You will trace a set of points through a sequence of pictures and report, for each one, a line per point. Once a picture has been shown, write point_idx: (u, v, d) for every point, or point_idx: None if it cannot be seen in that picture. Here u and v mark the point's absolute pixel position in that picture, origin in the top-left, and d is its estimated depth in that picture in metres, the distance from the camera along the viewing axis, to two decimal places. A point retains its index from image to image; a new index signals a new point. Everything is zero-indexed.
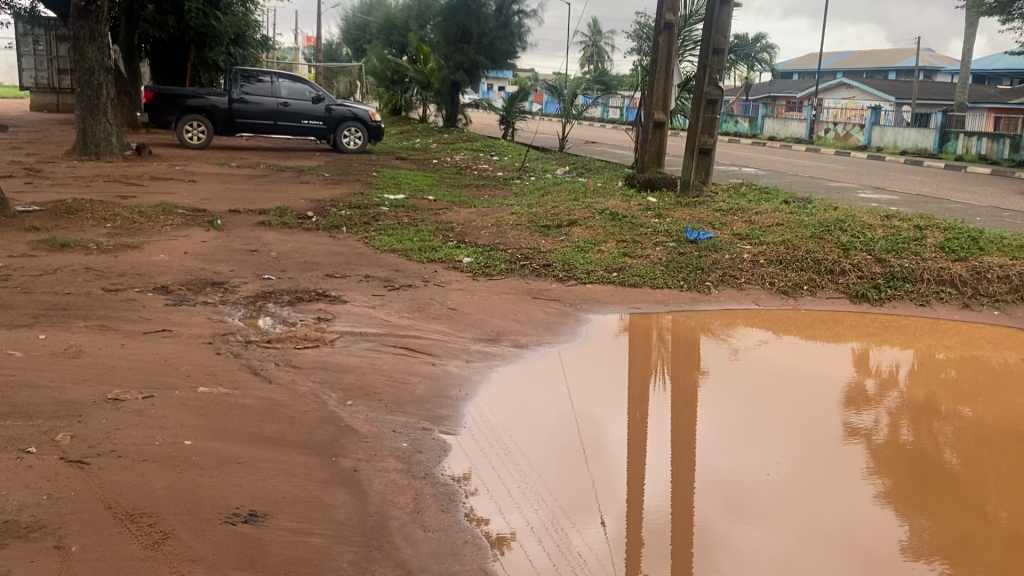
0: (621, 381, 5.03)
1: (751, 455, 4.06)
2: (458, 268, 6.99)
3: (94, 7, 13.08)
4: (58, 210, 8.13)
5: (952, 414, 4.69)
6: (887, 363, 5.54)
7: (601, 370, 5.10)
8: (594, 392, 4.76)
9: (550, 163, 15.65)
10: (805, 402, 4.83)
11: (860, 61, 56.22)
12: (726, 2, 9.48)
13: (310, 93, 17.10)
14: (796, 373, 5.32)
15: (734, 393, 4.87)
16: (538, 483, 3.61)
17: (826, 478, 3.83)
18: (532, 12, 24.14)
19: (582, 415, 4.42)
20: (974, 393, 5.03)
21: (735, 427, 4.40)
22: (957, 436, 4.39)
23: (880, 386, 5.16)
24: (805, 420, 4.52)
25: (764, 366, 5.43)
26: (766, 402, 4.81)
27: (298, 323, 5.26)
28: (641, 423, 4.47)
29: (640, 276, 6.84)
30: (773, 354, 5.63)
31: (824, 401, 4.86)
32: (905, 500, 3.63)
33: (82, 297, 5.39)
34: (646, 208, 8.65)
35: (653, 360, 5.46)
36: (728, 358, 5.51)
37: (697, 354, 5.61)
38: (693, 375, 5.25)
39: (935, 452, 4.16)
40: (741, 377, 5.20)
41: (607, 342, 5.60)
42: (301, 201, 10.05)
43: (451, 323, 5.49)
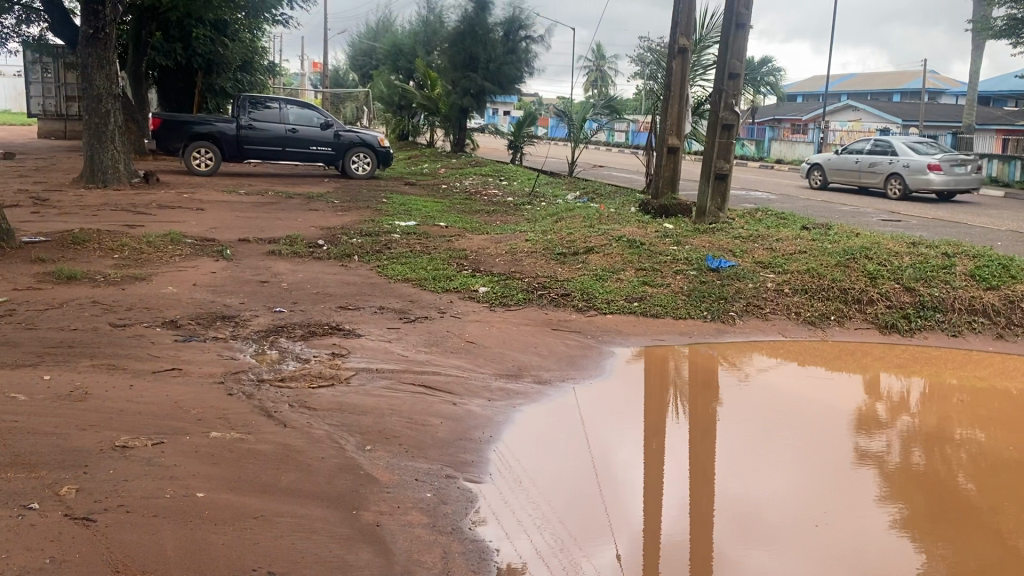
0: (631, 404, 4.94)
1: (767, 483, 3.95)
2: (475, 298, 6.80)
3: (103, 34, 13.02)
4: (65, 240, 7.98)
5: (965, 438, 4.59)
6: (898, 389, 5.44)
7: (610, 394, 5.01)
8: (610, 421, 4.64)
9: (560, 188, 15.51)
10: (814, 426, 4.75)
11: (866, 83, 56.26)
12: (742, 25, 9.33)
13: (319, 119, 17.08)
14: (807, 398, 5.23)
15: (743, 419, 4.80)
16: (549, 515, 3.51)
17: (838, 502, 3.75)
18: (539, 38, 24.14)
19: (597, 445, 4.31)
20: (992, 419, 4.91)
21: (744, 452, 4.33)
22: (971, 460, 4.29)
23: (891, 411, 5.07)
24: (815, 444, 4.44)
25: (777, 391, 5.32)
26: (778, 426, 4.72)
27: (312, 359, 5.07)
28: (657, 452, 4.34)
29: (662, 306, 6.63)
30: (785, 380, 5.52)
31: (834, 425, 4.78)
32: (920, 526, 3.54)
33: (88, 334, 5.21)
34: (663, 235, 8.46)
35: (664, 383, 5.36)
36: (744, 386, 5.38)
37: (710, 378, 5.51)
38: (703, 398, 5.17)
39: (948, 476, 4.07)
40: (750, 402, 5.12)
41: (619, 367, 5.48)
42: (311, 230, 9.90)
43: (470, 357, 5.29)
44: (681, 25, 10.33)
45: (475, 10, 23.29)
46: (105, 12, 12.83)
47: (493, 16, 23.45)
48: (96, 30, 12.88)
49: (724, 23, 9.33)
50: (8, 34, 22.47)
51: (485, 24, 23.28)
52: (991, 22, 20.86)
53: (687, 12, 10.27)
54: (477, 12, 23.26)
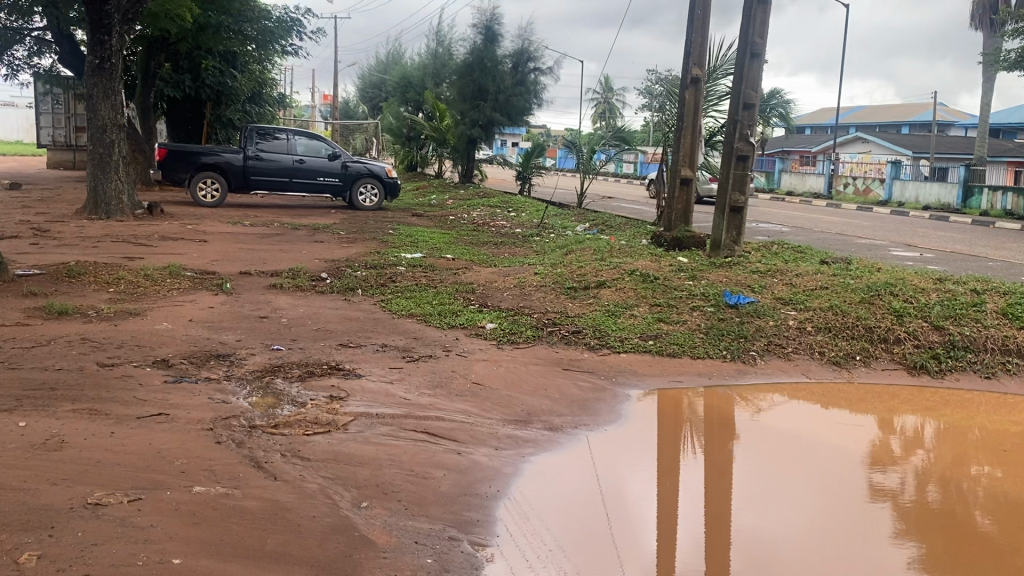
0: (641, 437, 4.76)
1: (780, 518, 3.77)
2: (482, 335, 6.50)
3: (109, 65, 12.91)
4: (60, 273, 7.74)
5: (980, 474, 4.40)
6: (912, 424, 5.24)
7: (620, 428, 4.83)
8: (619, 462, 4.38)
9: (569, 219, 15.27)
10: (828, 461, 4.56)
11: (875, 116, 56.18)
12: (756, 55, 9.11)
13: (326, 150, 16.94)
14: (820, 432, 5.04)
15: (756, 454, 4.61)
16: (556, 558, 3.33)
17: (854, 539, 3.56)
18: (548, 69, 24.02)
19: (607, 487, 4.05)
20: (1010, 456, 4.70)
21: (758, 487, 4.15)
22: (988, 497, 4.09)
23: (906, 446, 4.87)
24: (828, 479, 4.27)
25: (789, 425, 5.14)
26: (790, 461, 4.55)
27: (308, 403, 4.77)
28: (671, 495, 4.08)
29: (679, 344, 6.31)
30: (798, 415, 5.33)
31: (848, 460, 4.59)
32: (940, 565, 3.35)
33: (73, 374, 4.93)
34: (678, 269, 8.16)
35: (676, 416, 5.17)
36: (756, 424, 5.12)
37: (723, 410, 5.32)
38: (718, 432, 4.98)
39: (965, 513, 3.87)
40: (763, 436, 4.92)
41: (628, 400, 5.30)
42: (314, 262, 9.66)
43: (476, 401, 4.97)
44: (694, 54, 10.15)
45: (483, 41, 23.25)
46: (112, 42, 12.73)
47: (501, 48, 23.37)
48: (102, 60, 12.77)
49: (738, 52, 9.13)
50: (18, 65, 22.50)
51: (494, 56, 23.21)
52: (1004, 53, 20.60)
53: (700, 41, 10.10)
54: (486, 44, 23.22)
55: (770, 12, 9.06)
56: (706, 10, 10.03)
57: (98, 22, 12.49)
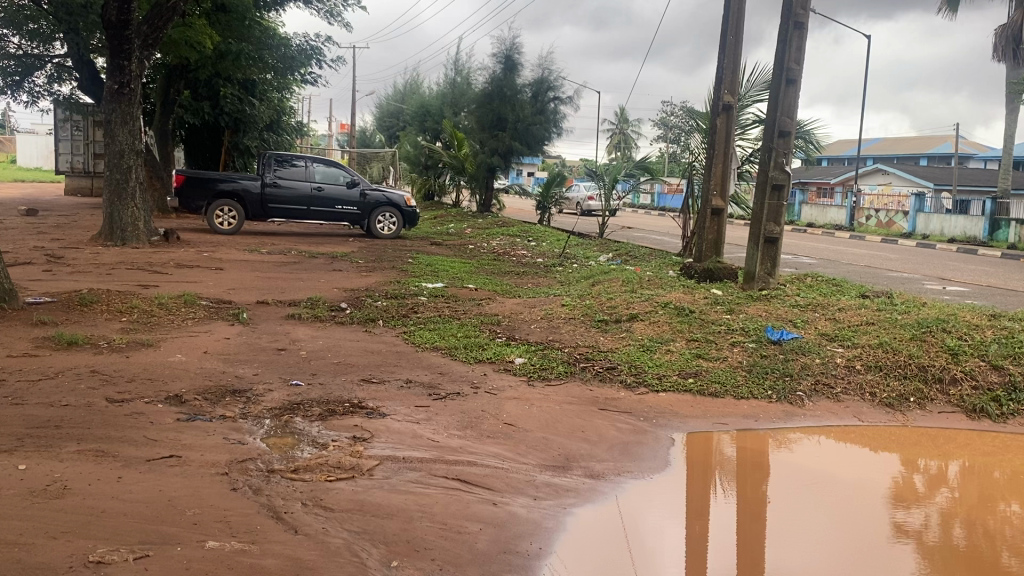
0: (670, 475, 4.49)
1: (806, 563, 3.52)
2: (511, 370, 6.16)
3: (128, 90, 12.76)
4: (72, 301, 7.48)
5: (1005, 513, 4.16)
6: (937, 461, 4.98)
7: (650, 466, 4.56)
8: (651, 509, 4.04)
9: (591, 249, 14.97)
10: (847, 498, 4.32)
11: (894, 148, 55.81)
12: (792, 81, 8.83)
13: (345, 178, 16.74)
14: (841, 468, 4.78)
15: (783, 495, 4.35)
16: None
17: None
18: (568, 99, 23.81)
19: (636, 535, 3.74)
20: None
21: (784, 531, 3.88)
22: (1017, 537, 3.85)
23: (929, 483, 4.63)
24: (849, 517, 4.03)
25: (812, 461, 4.88)
26: (814, 501, 4.28)
27: (329, 445, 4.43)
28: (699, 539, 3.81)
29: (721, 383, 5.95)
30: (825, 452, 5.05)
31: (869, 498, 4.35)
32: None
33: (80, 411, 4.61)
34: (714, 302, 7.82)
35: (705, 453, 4.89)
36: (796, 467, 4.75)
37: (749, 447, 5.05)
38: (744, 471, 4.69)
39: (991, 553, 3.63)
40: (792, 475, 4.65)
41: (656, 437, 5.02)
42: (333, 292, 9.37)
43: (509, 444, 4.61)
44: (726, 81, 9.88)
45: (503, 71, 23.11)
46: (131, 67, 12.60)
47: (521, 77, 23.20)
48: (121, 85, 12.63)
49: (773, 78, 8.86)
50: (38, 92, 22.53)
51: (513, 85, 23.05)
52: None
53: (731, 68, 9.83)
54: (506, 73, 23.07)
55: (807, 37, 8.80)
56: (738, 36, 9.78)
57: (118, 47, 12.36)
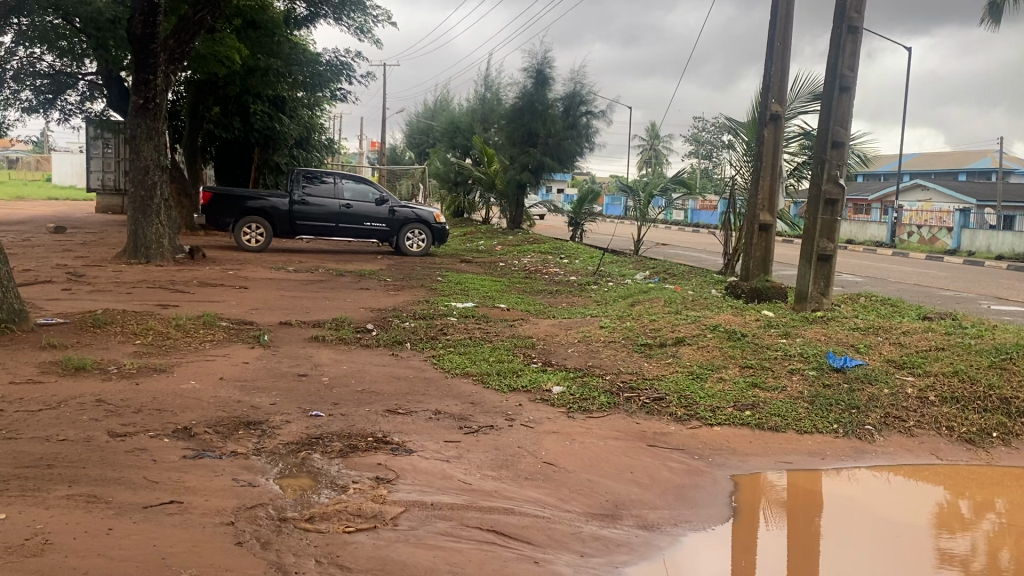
0: (723, 519, 4.00)
1: None
2: (548, 399, 5.66)
3: (153, 104, 12.52)
4: (85, 322, 7.12)
5: None
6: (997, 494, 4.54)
7: (702, 511, 4.05)
8: (705, 562, 3.54)
9: (627, 267, 14.42)
10: (891, 533, 3.94)
11: (933, 163, 54.57)
12: (845, 88, 8.31)
13: (374, 195, 16.40)
14: (888, 499, 4.39)
15: (833, 535, 3.91)
16: None
17: None
18: (600, 113, 23.31)
19: None
20: None
21: None
22: None
23: (983, 514, 4.25)
24: (893, 555, 3.66)
25: (860, 493, 4.45)
26: (861, 539, 3.88)
27: (349, 487, 3.95)
28: None
29: (781, 416, 5.42)
30: (878, 484, 4.61)
31: (911, 531, 3.98)
32: None
33: (77, 446, 4.19)
34: (766, 325, 7.27)
35: (757, 490, 4.41)
36: (868, 514, 4.17)
37: (800, 481, 4.57)
38: (795, 509, 4.22)
39: None
40: (845, 510, 4.20)
41: (707, 476, 4.52)
42: (360, 312, 8.95)
43: (550, 487, 4.10)
44: (774, 89, 9.35)
45: (534, 85, 22.69)
46: (157, 82, 12.35)
47: (553, 91, 22.76)
48: (147, 100, 12.38)
49: (826, 85, 8.34)
50: (70, 110, 22.50)
51: (545, 100, 22.61)
52: None
53: (779, 75, 9.32)
54: (537, 88, 22.64)
55: (861, 42, 8.27)
56: (786, 42, 9.25)
57: (144, 62, 12.10)
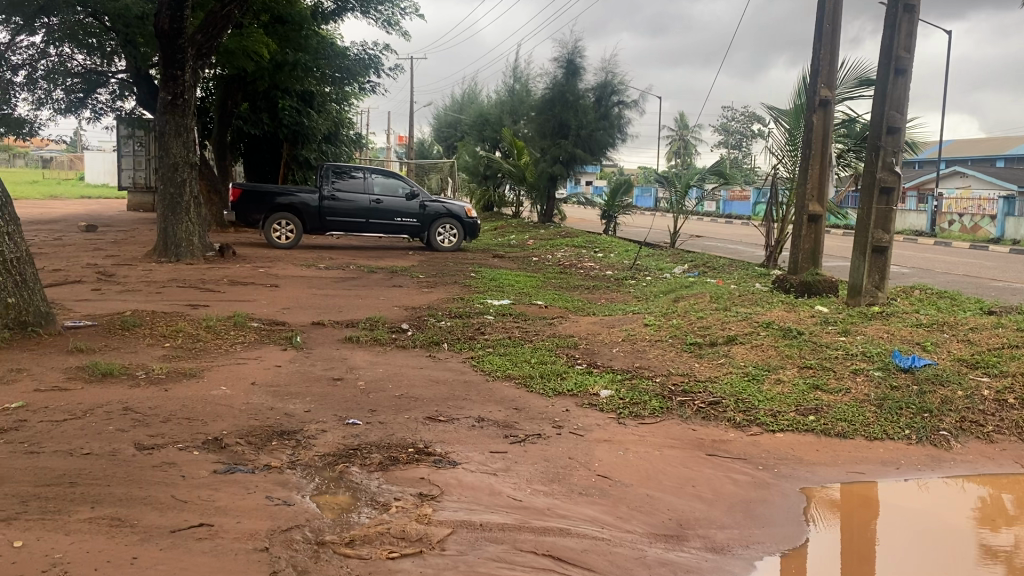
0: (796, 542, 3.63)
1: None
2: (596, 404, 5.33)
3: (182, 100, 12.35)
4: (113, 325, 6.92)
5: None
6: None
7: (775, 533, 3.69)
8: None
9: (664, 260, 14.02)
10: (979, 555, 3.56)
11: (972, 149, 53.28)
12: (901, 71, 7.87)
13: (404, 189, 16.14)
14: (973, 515, 4.00)
15: (914, 556, 3.55)
16: None
17: None
18: (632, 103, 22.87)
19: None
20: None
21: None
22: None
23: None
24: None
25: (941, 509, 4.07)
26: (945, 561, 3.50)
27: (391, 505, 3.66)
28: None
29: (848, 421, 5.06)
30: (961, 498, 4.21)
31: (999, 551, 3.60)
32: None
33: (102, 460, 3.95)
34: (822, 321, 6.90)
35: (829, 508, 4.04)
36: (956, 533, 3.79)
37: (874, 496, 4.20)
38: (873, 527, 3.86)
39: None
40: (926, 530, 3.83)
41: (776, 492, 4.15)
42: (394, 311, 8.68)
43: (608, 505, 3.78)
44: (823, 72, 8.90)
45: (564, 76, 22.30)
46: (185, 77, 12.15)
47: (583, 82, 22.34)
48: (175, 96, 12.21)
49: (880, 68, 7.89)
50: (101, 109, 22.51)
51: (575, 90, 22.19)
52: None
53: (829, 59, 8.86)
54: (567, 78, 22.24)
55: (918, 22, 7.83)
56: (835, 23, 8.80)
57: (172, 57, 11.91)
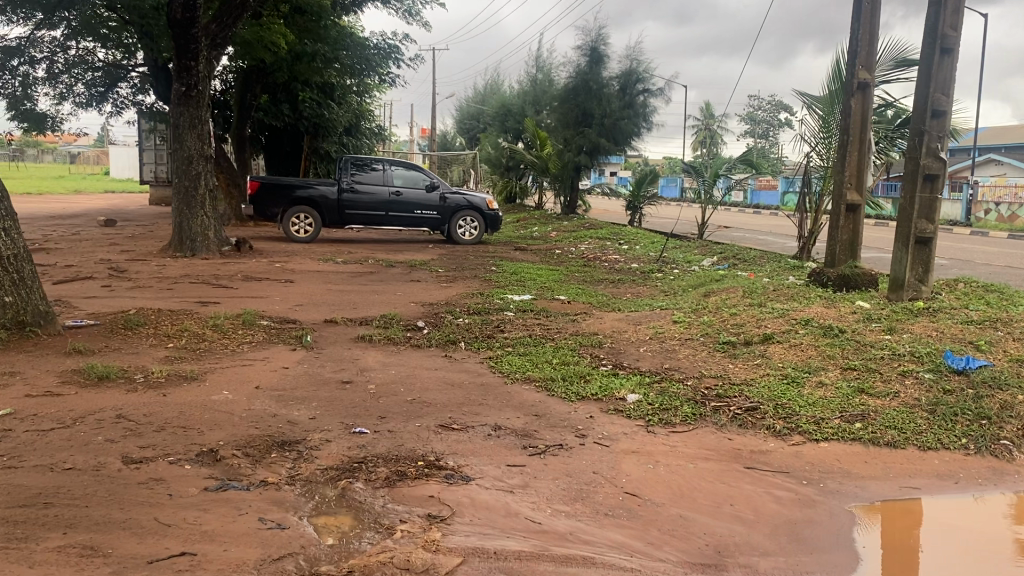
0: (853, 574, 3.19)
1: None
2: (623, 410, 4.94)
3: (196, 91, 12.07)
4: (116, 324, 6.63)
5: None
6: None
7: (831, 564, 3.25)
8: None
9: (692, 252, 13.59)
10: None
11: (1006, 134, 52.01)
12: (946, 50, 7.38)
13: (424, 181, 15.80)
14: None
15: None
16: None
17: None
18: (658, 91, 22.28)
19: None
20: None
21: None
22: None
23: None
24: None
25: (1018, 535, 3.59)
26: None
27: (397, 529, 3.30)
28: None
29: (897, 429, 4.64)
30: None
31: None
32: None
33: (84, 477, 3.63)
34: (865, 318, 6.47)
35: (892, 534, 3.58)
36: None
37: (939, 520, 3.73)
38: (940, 556, 3.39)
39: None
40: (1002, 561, 3.35)
41: (831, 515, 3.71)
42: (411, 307, 8.34)
43: (638, 529, 3.40)
44: (861, 54, 8.40)
45: (588, 64, 21.79)
46: (199, 68, 11.83)
47: (607, 70, 21.81)
48: (189, 87, 11.92)
49: (924, 48, 7.39)
50: (122, 103, 22.36)
51: (600, 78, 21.67)
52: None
53: (868, 38, 8.34)
54: (591, 66, 21.72)
55: None
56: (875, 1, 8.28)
57: (185, 47, 11.58)
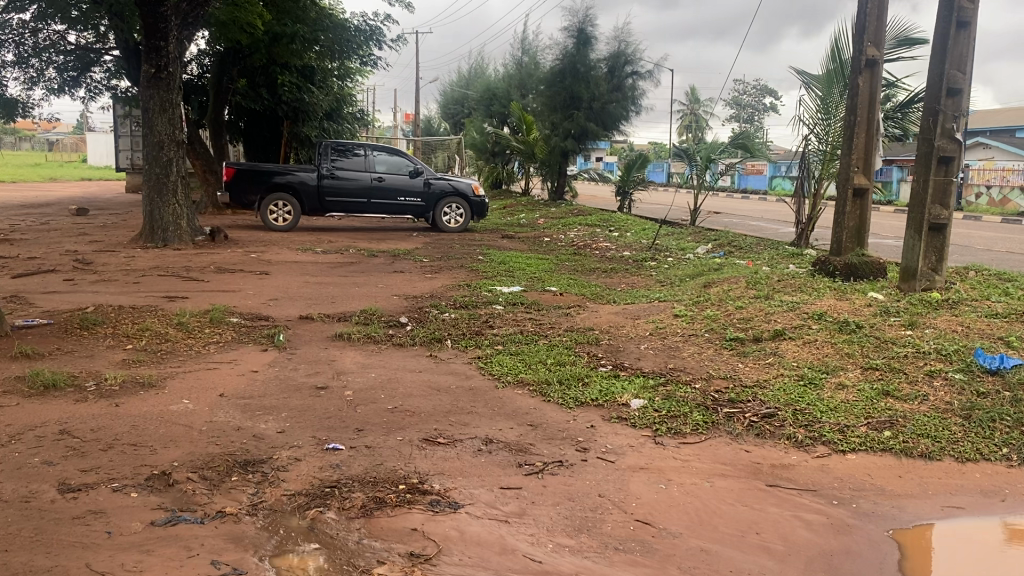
0: None
1: None
2: (627, 418, 4.47)
3: (166, 73, 11.45)
4: (71, 324, 6.09)
5: None
6: None
7: None
8: None
9: (686, 239, 13.13)
10: None
11: (990, 117, 51.81)
12: (964, 23, 6.94)
13: (408, 167, 15.24)
14: None
15: None
16: None
17: None
18: (646, 73, 21.75)
19: None
20: None
21: None
22: None
23: None
24: None
25: None
26: None
27: (374, 572, 2.82)
28: None
29: (931, 437, 4.19)
30: None
31: None
32: None
33: (8, 511, 3.11)
34: (882, 311, 6.02)
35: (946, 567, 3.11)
36: None
37: (994, 548, 3.26)
38: None
39: None
40: None
41: (874, 545, 3.24)
42: (393, 301, 7.83)
43: (654, 566, 2.94)
44: (870, 28, 7.92)
45: (576, 45, 21.19)
46: (169, 49, 11.22)
47: (595, 52, 21.27)
48: (158, 69, 11.29)
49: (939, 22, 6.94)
50: (96, 88, 21.62)
51: (587, 60, 21.14)
52: None
53: (877, 12, 7.85)
54: (578, 48, 21.16)
55: None
56: None
57: (154, 26, 11.00)
